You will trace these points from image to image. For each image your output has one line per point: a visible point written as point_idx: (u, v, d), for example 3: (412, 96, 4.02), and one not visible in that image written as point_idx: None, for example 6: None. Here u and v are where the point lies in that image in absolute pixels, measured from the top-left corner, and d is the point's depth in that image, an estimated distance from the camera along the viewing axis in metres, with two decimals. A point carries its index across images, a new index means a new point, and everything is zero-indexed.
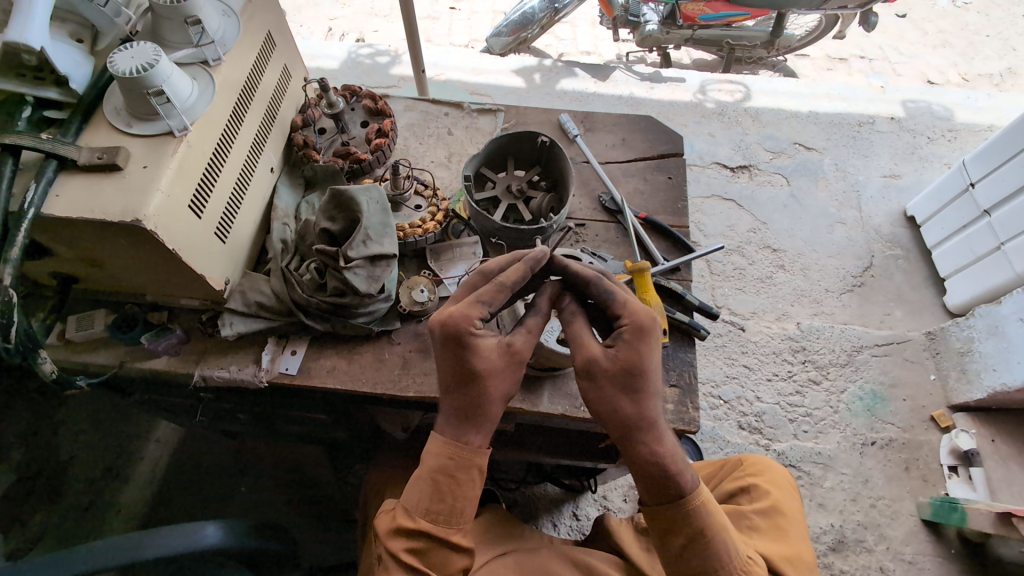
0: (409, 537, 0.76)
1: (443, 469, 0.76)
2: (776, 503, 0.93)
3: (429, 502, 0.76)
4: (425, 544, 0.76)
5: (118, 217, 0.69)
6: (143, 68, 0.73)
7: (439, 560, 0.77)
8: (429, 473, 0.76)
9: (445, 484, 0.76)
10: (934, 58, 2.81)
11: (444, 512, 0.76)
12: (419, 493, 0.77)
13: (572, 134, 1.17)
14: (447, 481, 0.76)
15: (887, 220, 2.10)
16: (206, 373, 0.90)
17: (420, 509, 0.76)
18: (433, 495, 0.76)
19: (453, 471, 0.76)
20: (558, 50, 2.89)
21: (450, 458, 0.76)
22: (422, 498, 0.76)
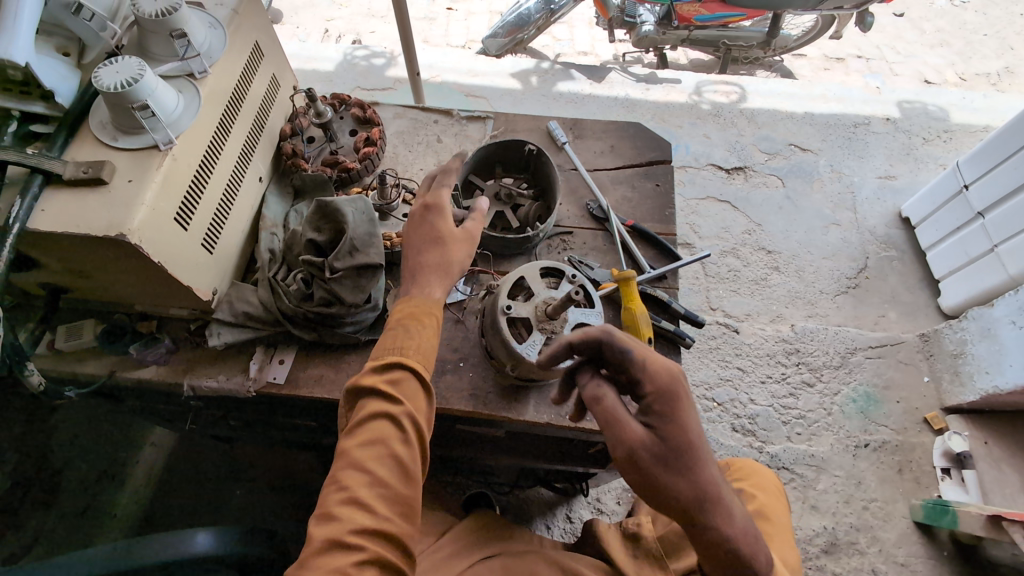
0: (363, 433, 0.69)
1: (392, 370, 0.74)
2: (761, 506, 0.94)
3: (395, 346, 0.76)
4: (384, 428, 0.69)
5: (103, 231, 0.70)
6: (128, 83, 0.74)
7: (397, 452, 0.68)
8: (378, 377, 0.73)
9: (397, 383, 0.73)
10: (932, 57, 2.81)
11: (397, 403, 0.71)
12: (371, 396, 0.72)
13: (562, 141, 1.17)
14: (399, 379, 0.73)
15: (882, 222, 2.10)
16: (195, 382, 0.91)
17: (373, 406, 0.71)
18: (386, 394, 0.72)
19: (404, 370, 0.74)
20: (556, 51, 2.89)
21: (398, 357, 0.75)
22: (376, 398, 0.72)
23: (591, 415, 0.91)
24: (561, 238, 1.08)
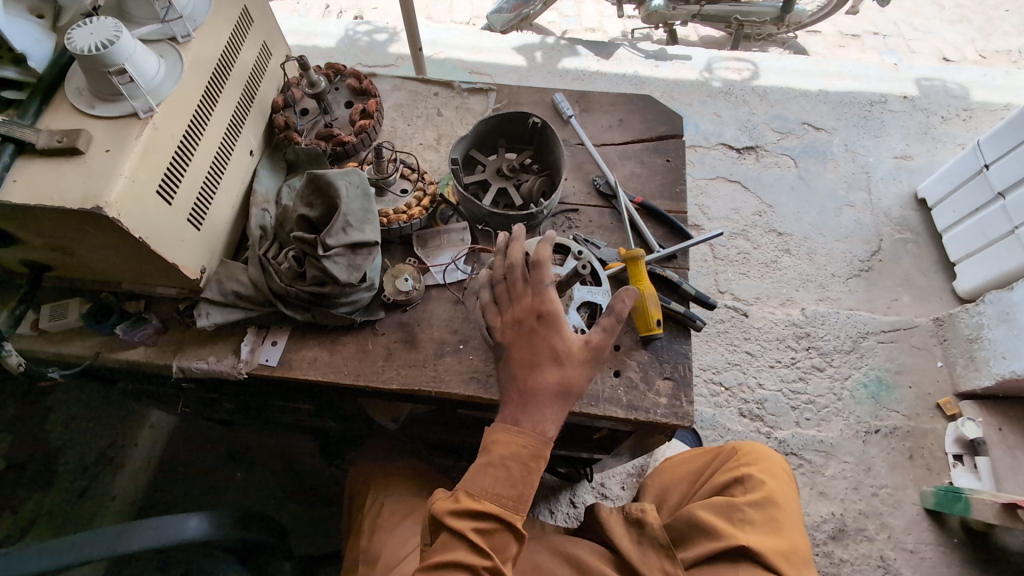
0: (477, 516, 0.68)
1: (515, 456, 0.69)
2: (770, 493, 0.86)
3: (500, 486, 0.69)
4: (495, 526, 0.68)
5: (78, 203, 0.66)
6: (104, 45, 0.70)
7: (500, 547, 0.68)
8: (498, 459, 0.69)
9: (518, 470, 0.69)
10: (951, 33, 2.70)
11: (516, 500, 0.69)
12: (490, 478, 0.69)
13: (567, 115, 1.11)
14: (521, 468, 0.69)
15: (897, 203, 2.04)
16: (184, 364, 0.87)
17: (492, 495, 0.68)
18: (506, 480, 0.69)
19: (526, 458, 0.69)
20: (562, 27, 2.80)
21: (522, 447, 0.70)
22: (495, 483, 0.69)
23: (596, 399, 0.88)
24: (565, 216, 1.03)
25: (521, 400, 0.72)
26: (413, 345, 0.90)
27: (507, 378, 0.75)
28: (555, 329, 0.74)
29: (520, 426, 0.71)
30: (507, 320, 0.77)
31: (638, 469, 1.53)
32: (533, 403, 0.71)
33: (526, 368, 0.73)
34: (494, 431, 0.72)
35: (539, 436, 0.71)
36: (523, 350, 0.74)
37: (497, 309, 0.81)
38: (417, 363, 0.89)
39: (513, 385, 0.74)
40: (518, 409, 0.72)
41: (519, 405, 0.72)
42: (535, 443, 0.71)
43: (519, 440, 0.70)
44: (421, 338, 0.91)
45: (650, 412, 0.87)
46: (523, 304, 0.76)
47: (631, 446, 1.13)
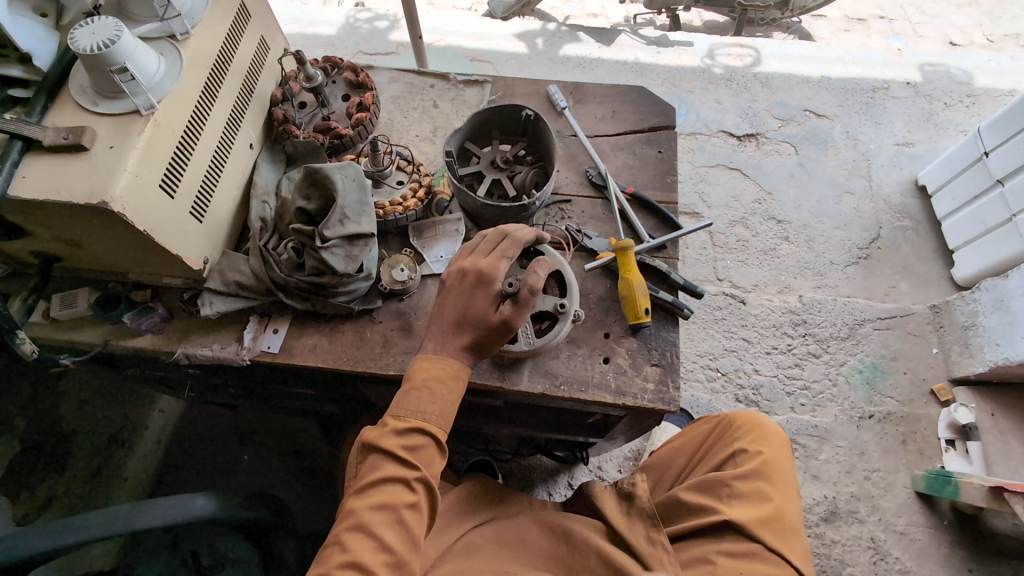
0: (404, 435, 0.74)
1: (437, 377, 0.77)
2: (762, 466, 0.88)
3: (420, 403, 0.75)
4: (422, 440, 0.75)
5: (85, 198, 0.69)
6: (106, 44, 0.72)
7: (428, 461, 0.75)
8: (420, 382, 0.76)
9: (441, 389, 0.76)
10: (959, 17, 2.67)
11: (438, 414, 0.76)
12: (415, 397, 0.76)
13: (561, 106, 1.13)
14: (442, 386, 0.76)
15: (897, 190, 2.04)
16: (189, 351, 0.91)
17: (417, 412, 0.75)
18: (429, 398, 0.76)
19: (447, 378, 0.77)
20: (564, 13, 2.78)
21: (443, 369, 0.77)
22: (418, 401, 0.76)
23: (587, 385, 0.91)
24: (558, 207, 1.05)
25: (443, 332, 0.80)
26: (409, 333, 0.93)
27: (438, 311, 0.81)
28: (488, 293, 0.79)
29: (437, 353, 0.79)
30: (455, 268, 0.82)
31: (635, 453, 1.57)
32: (457, 341, 0.79)
33: (456, 311, 0.80)
34: (421, 357, 0.78)
35: (461, 367, 0.78)
36: (461, 298, 0.80)
37: (453, 253, 0.86)
38: (414, 349, 0.92)
39: (441, 320, 0.80)
40: (438, 343, 0.79)
41: (442, 335, 0.79)
42: (456, 368, 0.78)
43: (441, 368, 0.77)
44: (417, 326, 0.94)
45: (638, 397, 0.90)
46: (479, 264, 0.81)
47: (624, 430, 1.17)
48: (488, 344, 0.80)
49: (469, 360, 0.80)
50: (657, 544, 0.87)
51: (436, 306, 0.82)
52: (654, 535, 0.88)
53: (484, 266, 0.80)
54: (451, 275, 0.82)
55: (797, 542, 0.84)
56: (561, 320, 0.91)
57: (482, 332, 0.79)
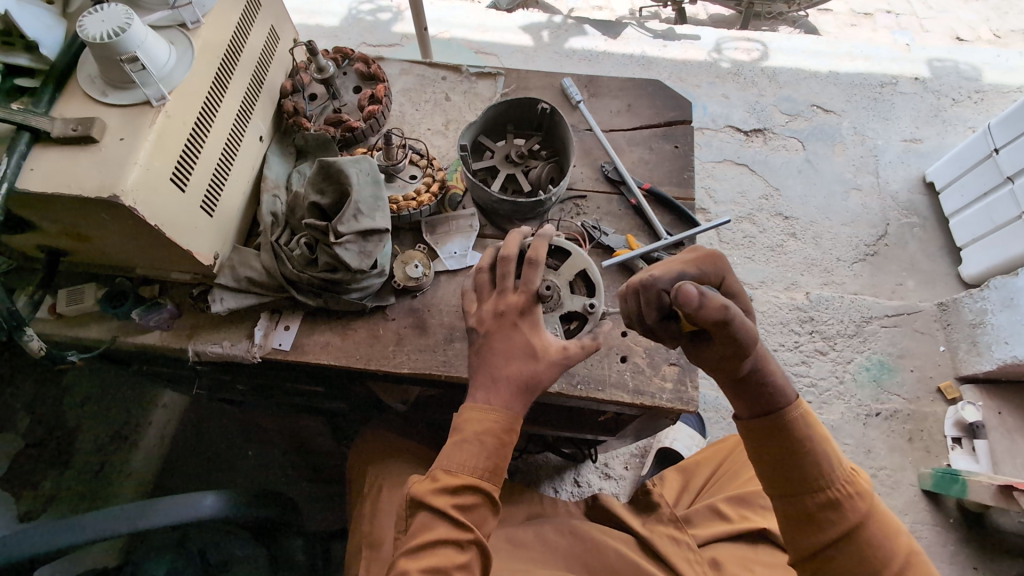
0: (456, 492, 0.70)
1: (489, 431, 0.72)
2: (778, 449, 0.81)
3: (477, 460, 0.71)
4: (474, 498, 0.70)
5: (95, 192, 0.67)
6: (116, 33, 0.70)
7: (480, 521, 0.71)
8: (474, 435, 0.71)
9: (494, 444, 0.71)
10: (965, 12, 2.65)
11: (492, 470, 0.71)
12: (465, 453, 0.71)
13: (575, 100, 1.11)
14: (495, 441, 0.72)
15: (905, 187, 2.02)
16: (199, 348, 0.89)
17: (468, 468, 0.70)
18: (481, 452, 0.71)
19: (501, 433, 0.72)
20: (568, 5, 2.74)
21: (494, 422, 0.72)
22: (471, 457, 0.71)
23: (604, 384, 0.90)
24: (573, 202, 1.03)
25: (492, 379, 0.75)
26: (423, 330, 0.92)
27: (481, 363, 0.77)
28: (534, 326, 0.77)
29: (487, 403, 0.73)
30: (487, 309, 0.79)
31: (642, 450, 1.57)
32: (508, 390, 0.74)
33: (501, 358, 0.76)
34: (468, 408, 0.74)
35: (510, 412, 0.73)
36: (505, 343, 0.76)
37: (475, 292, 0.82)
38: (428, 347, 0.90)
39: (488, 371, 0.75)
40: (489, 391, 0.74)
41: (489, 387, 0.74)
42: (508, 418, 0.73)
43: (491, 416, 0.73)
44: (431, 323, 0.92)
45: (656, 397, 0.89)
46: (511, 299, 0.78)
47: (636, 429, 1.16)
48: (541, 382, 0.75)
49: (522, 406, 0.74)
50: (681, 543, 0.96)
51: (478, 353, 0.77)
52: (678, 534, 0.97)
53: (520, 299, 0.77)
54: (481, 316, 0.79)
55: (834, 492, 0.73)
56: (590, 321, 0.88)
57: (537, 372, 0.75)
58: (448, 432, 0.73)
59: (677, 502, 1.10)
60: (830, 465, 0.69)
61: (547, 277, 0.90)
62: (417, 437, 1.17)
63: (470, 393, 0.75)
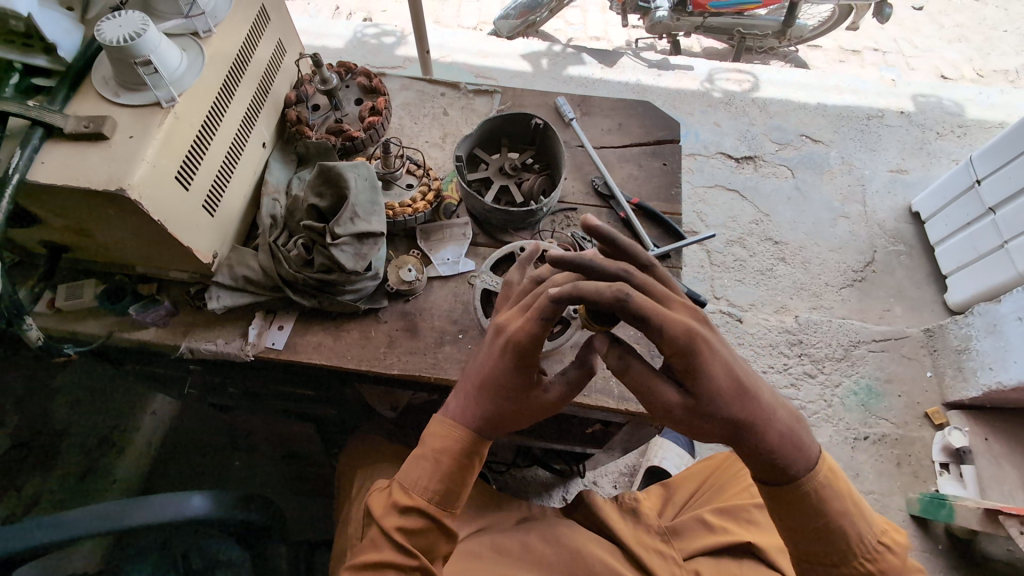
0: (404, 515, 0.75)
1: (447, 450, 0.75)
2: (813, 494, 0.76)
3: (430, 483, 0.75)
4: (422, 521, 0.75)
5: (103, 185, 0.70)
6: (131, 37, 0.74)
7: (428, 543, 0.75)
8: (431, 455, 0.75)
9: (448, 465, 0.75)
10: (949, 52, 2.76)
11: (444, 493, 0.75)
12: (420, 471, 0.75)
13: (569, 117, 1.16)
14: (450, 463, 0.75)
15: (891, 215, 2.08)
16: (194, 345, 0.91)
17: (419, 490, 0.75)
18: (434, 474, 0.75)
19: (458, 454, 0.75)
20: (567, 35, 2.86)
21: (455, 443, 0.75)
22: (424, 476, 0.75)
23: (590, 390, 0.92)
24: (564, 214, 1.07)
25: (466, 394, 0.77)
26: (415, 333, 0.94)
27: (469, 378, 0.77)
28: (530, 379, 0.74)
29: (454, 420, 0.76)
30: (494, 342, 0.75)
31: (630, 468, 1.57)
32: (484, 411, 0.75)
33: (484, 376, 0.74)
34: (433, 423, 0.77)
35: (473, 436, 0.76)
36: (495, 372, 0.73)
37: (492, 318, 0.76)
38: (418, 350, 0.92)
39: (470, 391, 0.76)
40: (462, 408, 0.76)
41: (467, 405, 0.76)
42: (471, 440, 0.76)
43: (452, 438, 0.75)
44: (422, 326, 0.95)
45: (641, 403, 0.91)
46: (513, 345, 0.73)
47: (623, 441, 1.18)
48: (525, 407, 0.74)
49: (495, 430, 0.75)
50: (668, 557, 0.98)
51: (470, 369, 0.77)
52: (664, 548, 0.99)
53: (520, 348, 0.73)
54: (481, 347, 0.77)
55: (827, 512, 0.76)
56: (572, 326, 0.92)
57: (522, 400, 0.74)
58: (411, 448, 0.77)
59: (661, 516, 1.10)
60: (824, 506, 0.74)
61: None
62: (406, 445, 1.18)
63: (445, 407, 0.78)
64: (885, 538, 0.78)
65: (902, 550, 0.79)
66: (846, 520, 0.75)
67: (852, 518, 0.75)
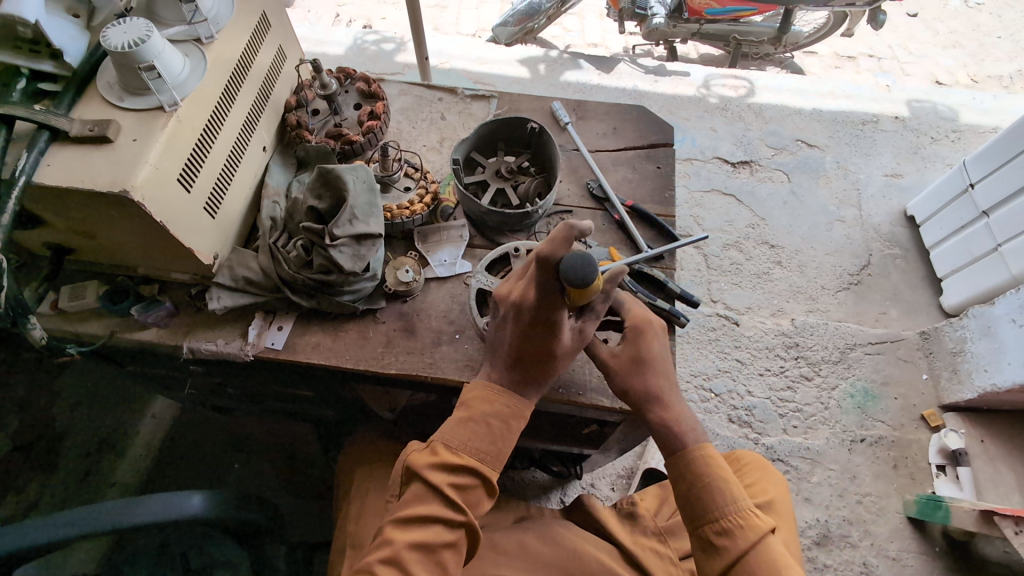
0: (452, 470, 0.78)
1: (497, 413, 0.80)
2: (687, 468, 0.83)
3: (478, 440, 0.79)
4: (471, 480, 0.78)
5: (107, 187, 0.72)
6: (135, 43, 0.76)
7: (474, 501, 0.78)
8: (479, 416, 0.80)
9: (500, 427, 0.80)
10: (944, 58, 2.79)
11: (492, 454, 0.79)
12: (472, 433, 0.79)
13: (564, 121, 1.18)
14: (501, 425, 0.80)
15: (887, 219, 2.10)
16: (194, 345, 0.92)
17: (467, 448, 0.79)
18: (486, 435, 0.79)
19: (508, 417, 0.80)
20: (565, 42, 2.89)
21: (505, 406, 0.81)
22: (475, 437, 0.79)
23: (586, 390, 0.93)
24: (560, 217, 1.09)
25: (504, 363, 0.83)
26: (412, 334, 0.95)
27: (499, 349, 0.83)
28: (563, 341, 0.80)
29: (499, 387, 0.82)
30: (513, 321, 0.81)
31: (628, 471, 1.57)
32: (518, 377, 0.82)
33: (515, 345, 0.81)
34: (481, 390, 0.82)
35: (517, 400, 0.82)
36: (523, 341, 0.81)
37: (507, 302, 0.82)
38: (416, 350, 0.94)
39: (504, 361, 0.83)
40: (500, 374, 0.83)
41: (504, 372, 0.83)
42: (516, 405, 0.82)
43: (498, 398, 0.81)
44: (420, 327, 0.96)
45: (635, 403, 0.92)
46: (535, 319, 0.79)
47: (620, 441, 1.20)
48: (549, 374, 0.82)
49: (529, 395, 0.83)
50: (664, 556, 0.99)
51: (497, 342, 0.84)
52: (660, 547, 1.00)
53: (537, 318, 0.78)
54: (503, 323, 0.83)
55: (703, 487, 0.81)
56: None
57: (550, 367, 0.82)
58: (454, 410, 0.82)
59: (657, 517, 1.09)
60: (707, 480, 0.81)
61: None
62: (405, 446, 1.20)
63: (483, 375, 0.85)
64: (746, 522, 0.78)
65: (753, 536, 0.77)
66: (694, 492, 0.81)
67: (699, 490, 0.81)
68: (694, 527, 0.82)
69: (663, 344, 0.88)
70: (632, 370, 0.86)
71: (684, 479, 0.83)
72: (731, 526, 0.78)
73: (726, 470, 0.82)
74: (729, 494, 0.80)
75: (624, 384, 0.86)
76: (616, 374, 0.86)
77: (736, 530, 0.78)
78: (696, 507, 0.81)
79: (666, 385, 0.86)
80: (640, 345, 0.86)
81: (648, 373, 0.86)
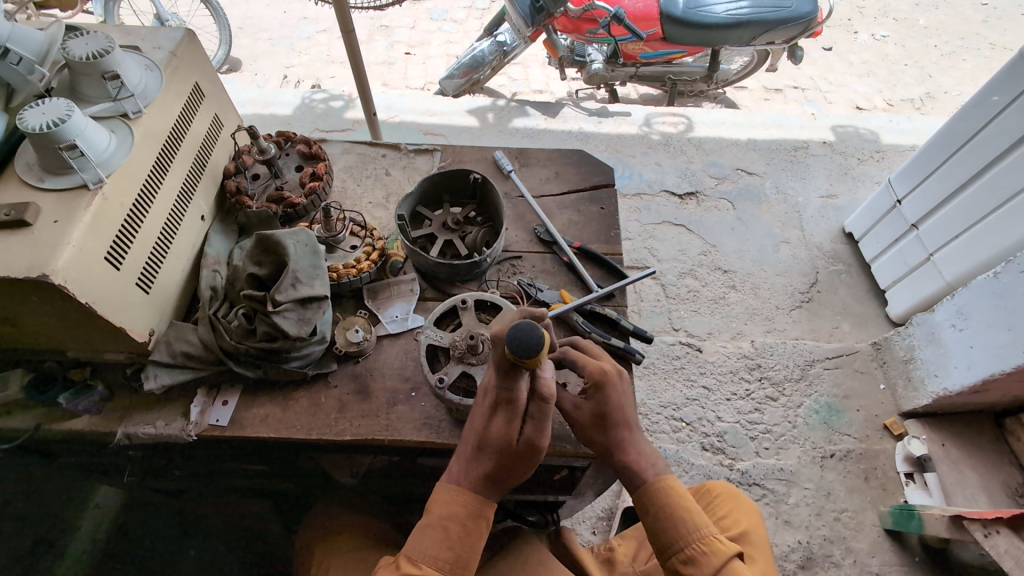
0: None
1: (454, 515, 0.78)
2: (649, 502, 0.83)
3: (439, 548, 0.76)
4: None
5: (24, 273, 0.68)
6: (55, 123, 0.74)
7: None
8: (439, 519, 0.77)
9: (457, 530, 0.77)
10: (861, 86, 3.02)
11: (452, 561, 0.76)
12: (430, 539, 0.77)
13: (507, 169, 1.20)
14: (459, 528, 0.77)
15: (828, 238, 2.20)
16: (131, 430, 0.87)
17: (430, 556, 0.76)
18: (444, 540, 0.77)
19: (466, 518, 0.78)
20: (511, 90, 3.00)
21: (462, 507, 0.78)
22: (433, 544, 0.76)
23: (547, 437, 0.92)
24: (509, 263, 1.09)
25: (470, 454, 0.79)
26: (366, 396, 0.92)
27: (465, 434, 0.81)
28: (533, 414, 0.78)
29: (461, 484, 0.79)
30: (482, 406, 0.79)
31: (608, 512, 1.51)
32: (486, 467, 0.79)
33: (479, 429, 0.78)
34: (442, 490, 0.80)
35: (479, 497, 0.79)
36: (485, 424, 0.78)
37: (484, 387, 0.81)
38: (371, 413, 0.90)
39: (468, 444, 0.80)
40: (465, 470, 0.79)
41: (465, 466, 0.79)
42: (475, 504, 0.79)
43: (459, 499, 0.78)
44: (374, 388, 0.93)
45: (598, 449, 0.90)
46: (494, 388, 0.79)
47: (591, 484, 1.18)
48: (516, 466, 0.79)
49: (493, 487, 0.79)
50: None
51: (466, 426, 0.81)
52: None
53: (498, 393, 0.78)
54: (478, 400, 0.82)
55: (666, 520, 0.82)
56: None
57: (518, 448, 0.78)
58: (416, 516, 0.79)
59: (635, 561, 1.06)
60: (670, 516, 0.82)
61: (479, 330, 0.94)
62: (371, 513, 1.14)
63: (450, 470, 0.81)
64: (710, 548, 0.79)
65: (719, 561, 0.78)
66: (659, 525, 0.82)
67: (664, 523, 0.82)
68: (664, 560, 0.82)
69: (623, 392, 0.86)
70: (596, 423, 0.85)
71: (648, 512, 0.83)
72: (696, 554, 0.80)
73: (687, 500, 0.83)
74: (692, 521, 0.81)
75: (589, 438, 0.86)
76: (583, 428, 0.85)
77: (701, 557, 0.79)
78: (660, 542, 0.82)
79: (629, 435, 0.86)
80: (601, 401, 0.84)
81: (610, 429, 0.84)
